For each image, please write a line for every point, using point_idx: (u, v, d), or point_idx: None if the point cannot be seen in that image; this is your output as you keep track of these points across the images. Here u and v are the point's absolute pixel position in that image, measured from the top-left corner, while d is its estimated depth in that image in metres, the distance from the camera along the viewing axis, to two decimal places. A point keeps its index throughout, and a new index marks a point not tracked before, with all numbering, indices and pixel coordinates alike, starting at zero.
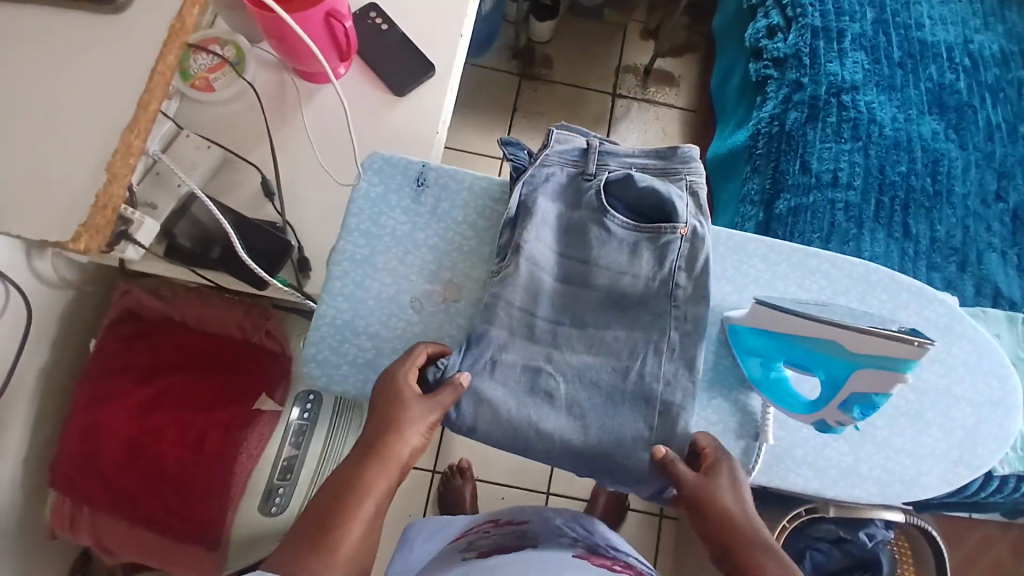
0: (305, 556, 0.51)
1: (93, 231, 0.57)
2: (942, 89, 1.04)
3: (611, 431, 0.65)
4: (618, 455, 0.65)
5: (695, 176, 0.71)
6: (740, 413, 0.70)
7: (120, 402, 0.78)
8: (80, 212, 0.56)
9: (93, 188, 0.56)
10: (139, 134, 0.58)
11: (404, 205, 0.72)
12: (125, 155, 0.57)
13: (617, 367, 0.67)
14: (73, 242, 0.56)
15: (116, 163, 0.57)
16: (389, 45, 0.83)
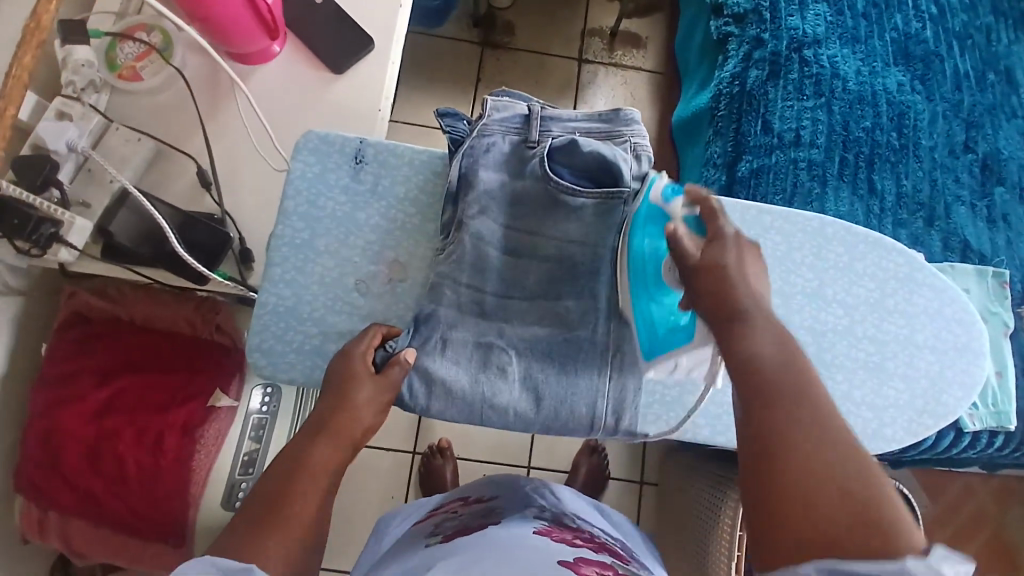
0: None
1: None
2: (907, 38, 1.01)
3: (564, 400, 0.66)
4: (568, 425, 0.66)
5: (639, 138, 0.69)
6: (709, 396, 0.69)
7: (75, 406, 0.78)
8: None
9: None
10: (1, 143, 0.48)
11: (343, 185, 0.70)
12: None
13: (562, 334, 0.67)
14: None
15: None
16: (324, 18, 0.79)
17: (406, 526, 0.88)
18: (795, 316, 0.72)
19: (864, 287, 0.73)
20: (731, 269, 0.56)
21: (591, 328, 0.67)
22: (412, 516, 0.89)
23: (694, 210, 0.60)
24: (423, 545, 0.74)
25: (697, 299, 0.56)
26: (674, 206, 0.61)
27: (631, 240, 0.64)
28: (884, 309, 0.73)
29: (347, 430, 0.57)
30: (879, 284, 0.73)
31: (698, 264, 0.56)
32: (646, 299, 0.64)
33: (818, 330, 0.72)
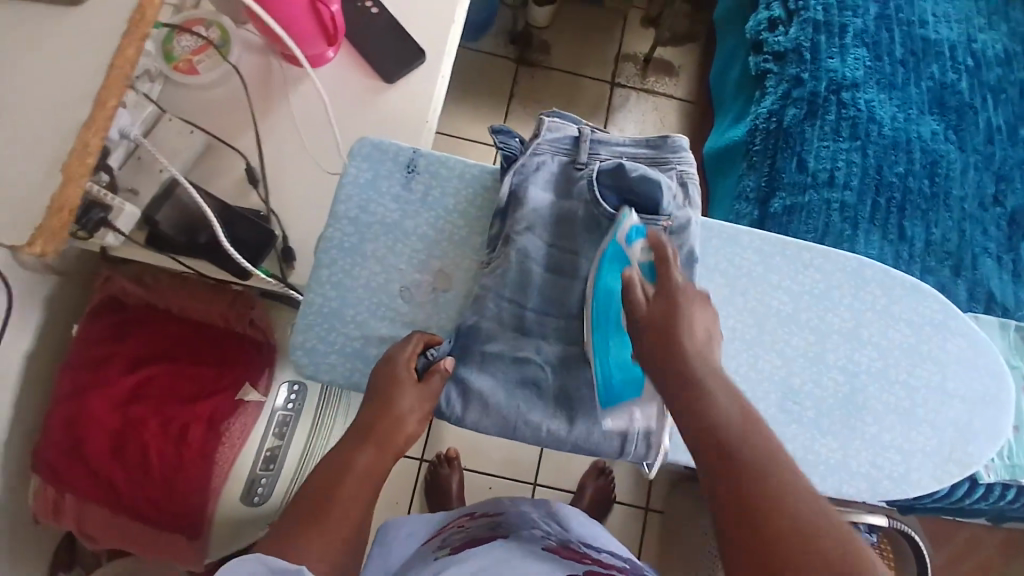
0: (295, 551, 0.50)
1: (49, 236, 0.44)
2: (943, 88, 1.03)
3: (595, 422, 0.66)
4: (599, 446, 0.66)
5: (685, 167, 0.71)
6: None
7: (104, 391, 0.78)
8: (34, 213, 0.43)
9: (45, 191, 0.44)
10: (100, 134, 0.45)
11: (394, 192, 0.72)
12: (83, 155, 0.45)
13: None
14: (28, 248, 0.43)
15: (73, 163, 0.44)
16: (380, 28, 0.81)
17: (414, 543, 0.86)
18: (829, 354, 0.73)
19: (898, 332, 0.74)
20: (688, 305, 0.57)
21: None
22: (423, 533, 0.88)
23: (651, 257, 0.62)
24: (433, 560, 0.74)
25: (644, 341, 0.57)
26: (635, 249, 0.64)
27: (600, 276, 0.65)
28: (918, 353, 0.74)
29: (389, 439, 0.59)
30: (914, 330, 0.74)
31: (652, 315, 0.57)
32: (608, 337, 0.65)
33: (851, 371, 0.73)
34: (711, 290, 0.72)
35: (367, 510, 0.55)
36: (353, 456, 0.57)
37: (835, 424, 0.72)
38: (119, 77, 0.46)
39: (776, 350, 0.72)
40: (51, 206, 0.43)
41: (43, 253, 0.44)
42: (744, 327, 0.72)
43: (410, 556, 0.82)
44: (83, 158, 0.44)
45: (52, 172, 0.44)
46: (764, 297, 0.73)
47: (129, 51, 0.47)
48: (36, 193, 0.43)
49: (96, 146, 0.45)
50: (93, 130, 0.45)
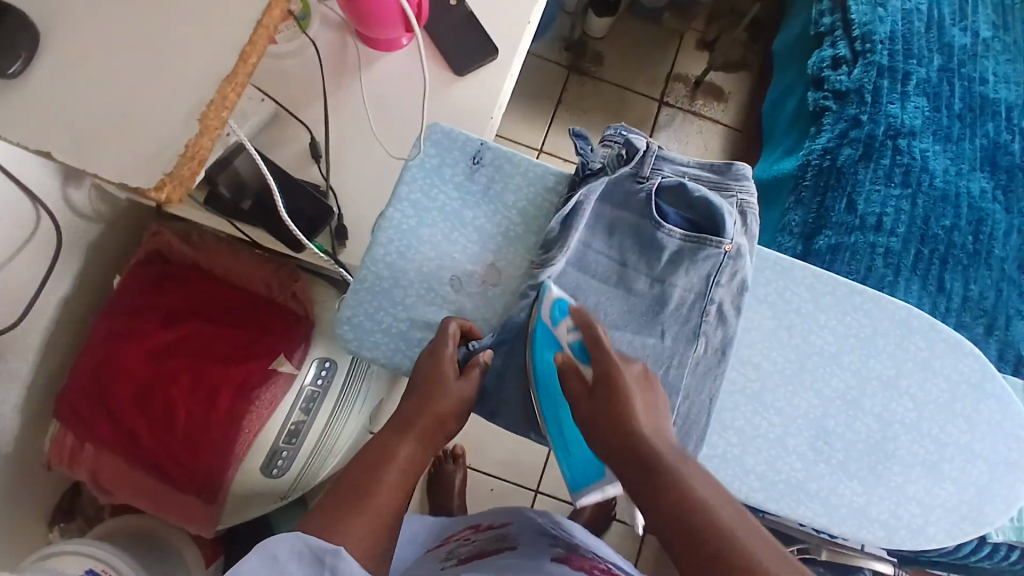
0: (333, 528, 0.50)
1: (179, 183, 0.42)
2: (996, 148, 1.03)
3: None
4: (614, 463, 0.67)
5: (746, 195, 0.70)
6: (769, 476, 0.70)
7: (140, 342, 0.78)
8: (164, 159, 0.41)
9: (181, 138, 0.41)
10: (238, 88, 0.42)
11: (457, 181, 0.73)
12: (219, 107, 0.42)
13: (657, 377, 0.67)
14: (155, 191, 0.42)
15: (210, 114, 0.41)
16: (457, 22, 0.80)
17: (413, 549, 0.88)
18: (866, 401, 0.73)
19: (937, 386, 0.74)
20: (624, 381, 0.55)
21: (681, 360, 0.68)
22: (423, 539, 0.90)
23: (578, 334, 0.60)
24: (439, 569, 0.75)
25: (592, 429, 0.55)
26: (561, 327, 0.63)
27: (538, 370, 0.64)
28: (952, 411, 0.74)
29: (429, 429, 0.59)
30: (951, 386, 0.74)
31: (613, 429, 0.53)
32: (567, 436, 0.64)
33: (886, 419, 0.73)
34: (757, 322, 0.72)
35: (405, 494, 0.55)
36: (397, 446, 0.57)
37: (862, 470, 0.72)
38: (265, 31, 0.43)
39: (815, 389, 0.72)
40: (184, 154, 0.41)
41: (167, 200, 0.42)
42: (785, 361, 0.72)
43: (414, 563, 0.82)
44: (218, 111, 0.42)
45: (186, 121, 0.41)
46: (809, 334, 0.73)
47: (277, 12, 0.43)
48: (166, 140, 0.41)
49: (232, 101, 0.42)
50: (234, 84, 0.42)
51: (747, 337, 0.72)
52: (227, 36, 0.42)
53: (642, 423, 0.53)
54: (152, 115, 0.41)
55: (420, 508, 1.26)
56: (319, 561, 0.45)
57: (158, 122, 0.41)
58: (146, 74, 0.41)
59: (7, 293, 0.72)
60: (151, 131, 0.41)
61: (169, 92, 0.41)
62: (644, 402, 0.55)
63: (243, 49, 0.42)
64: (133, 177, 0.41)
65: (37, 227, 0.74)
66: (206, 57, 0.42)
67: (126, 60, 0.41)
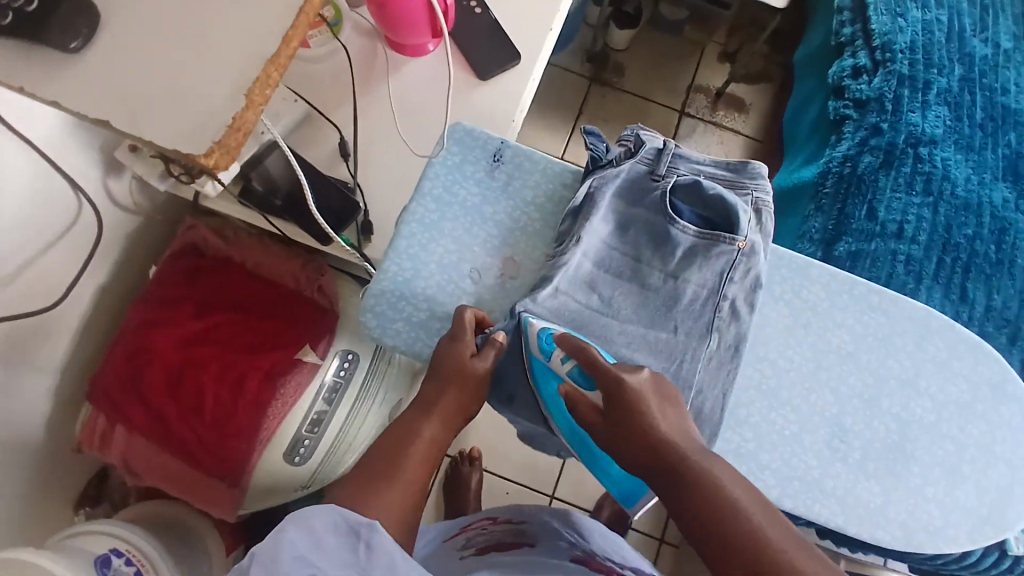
0: (355, 500, 0.52)
1: (226, 152, 0.43)
2: (1020, 157, 1.02)
3: None
4: None
5: (762, 194, 0.71)
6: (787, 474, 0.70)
7: (172, 331, 0.82)
8: (210, 129, 0.43)
9: (225, 110, 0.43)
10: (280, 67, 0.45)
11: (478, 177, 0.76)
12: (263, 85, 0.45)
13: (671, 371, 0.68)
14: (203, 159, 0.43)
15: (255, 89, 0.44)
16: (480, 29, 0.84)
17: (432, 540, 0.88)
18: (884, 401, 0.73)
19: (956, 387, 0.74)
20: (640, 397, 0.55)
21: (694, 356, 0.69)
22: (439, 534, 0.89)
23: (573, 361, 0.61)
24: (457, 559, 0.77)
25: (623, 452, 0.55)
26: (555, 359, 0.62)
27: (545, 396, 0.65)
28: (971, 413, 0.74)
29: (449, 413, 0.61)
30: (970, 388, 0.74)
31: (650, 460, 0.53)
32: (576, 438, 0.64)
33: (903, 420, 0.72)
34: (773, 318, 0.73)
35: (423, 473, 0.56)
36: (417, 428, 0.59)
37: (880, 470, 0.71)
38: (305, 17, 0.46)
39: (832, 388, 0.72)
40: (230, 125, 0.43)
41: (214, 167, 0.43)
42: (800, 359, 0.73)
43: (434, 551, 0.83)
44: (263, 88, 0.44)
45: (232, 95, 0.44)
46: (826, 332, 0.73)
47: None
48: (213, 113, 0.43)
49: (274, 80, 0.45)
50: (276, 65, 0.45)
51: (765, 335, 0.73)
52: (270, 20, 0.45)
53: (667, 433, 0.54)
54: (204, 88, 0.43)
55: (435, 508, 1.27)
56: (355, 533, 0.46)
57: (206, 96, 0.43)
58: (199, 54, 0.44)
59: (50, 277, 0.76)
60: (201, 104, 0.43)
61: (221, 68, 0.44)
62: (667, 415, 0.55)
63: (287, 33, 0.45)
64: (182, 146, 0.43)
65: (78, 217, 0.78)
66: (253, 39, 0.45)
67: (177, 42, 0.45)
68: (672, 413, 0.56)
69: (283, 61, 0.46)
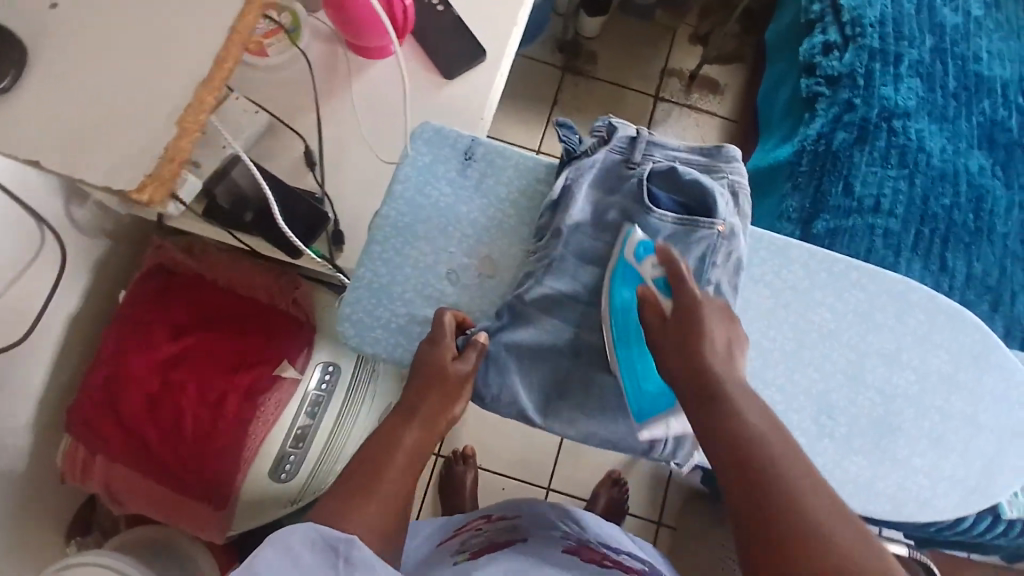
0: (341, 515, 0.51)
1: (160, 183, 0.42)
2: (993, 125, 1.02)
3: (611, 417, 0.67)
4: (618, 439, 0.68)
5: (737, 176, 0.71)
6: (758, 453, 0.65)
7: (145, 354, 0.80)
8: (145, 161, 0.42)
9: (160, 140, 0.42)
10: (215, 91, 0.43)
11: (450, 177, 0.74)
12: (197, 110, 0.43)
13: None
14: (136, 193, 0.42)
15: (188, 116, 0.42)
16: (443, 27, 0.82)
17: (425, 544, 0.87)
18: (867, 375, 0.72)
19: (939, 358, 0.73)
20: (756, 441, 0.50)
21: None
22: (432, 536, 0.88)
23: (662, 271, 0.62)
24: (452, 562, 0.75)
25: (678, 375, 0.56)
26: (645, 264, 0.64)
27: (614, 330, 0.65)
28: (954, 383, 0.73)
29: (433, 419, 0.60)
30: (952, 358, 0.74)
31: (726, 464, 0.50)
32: (634, 359, 0.65)
33: (888, 394, 0.72)
34: (754, 301, 0.72)
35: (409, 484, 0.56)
36: (400, 437, 0.58)
37: (867, 445, 0.72)
38: (238, 37, 0.44)
39: (815, 366, 0.72)
40: (162, 156, 0.42)
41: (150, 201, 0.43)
42: (782, 339, 0.72)
43: (428, 555, 0.82)
44: (197, 113, 0.43)
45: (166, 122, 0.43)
46: (807, 310, 0.73)
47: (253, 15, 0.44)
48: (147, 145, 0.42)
49: (211, 104, 0.44)
50: (209, 87, 0.43)
51: (746, 318, 0.72)
52: (210, 39, 0.43)
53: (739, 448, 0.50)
54: (135, 118, 0.42)
55: (433, 509, 1.26)
56: (333, 549, 0.45)
57: (138, 126, 0.42)
58: (128, 81, 0.43)
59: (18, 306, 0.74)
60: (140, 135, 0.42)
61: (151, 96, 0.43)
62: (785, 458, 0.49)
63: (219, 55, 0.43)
64: (116, 180, 0.42)
65: (43, 245, 0.76)
66: (194, 65, 0.43)
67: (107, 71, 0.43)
68: (726, 331, 0.58)
69: (218, 83, 0.44)
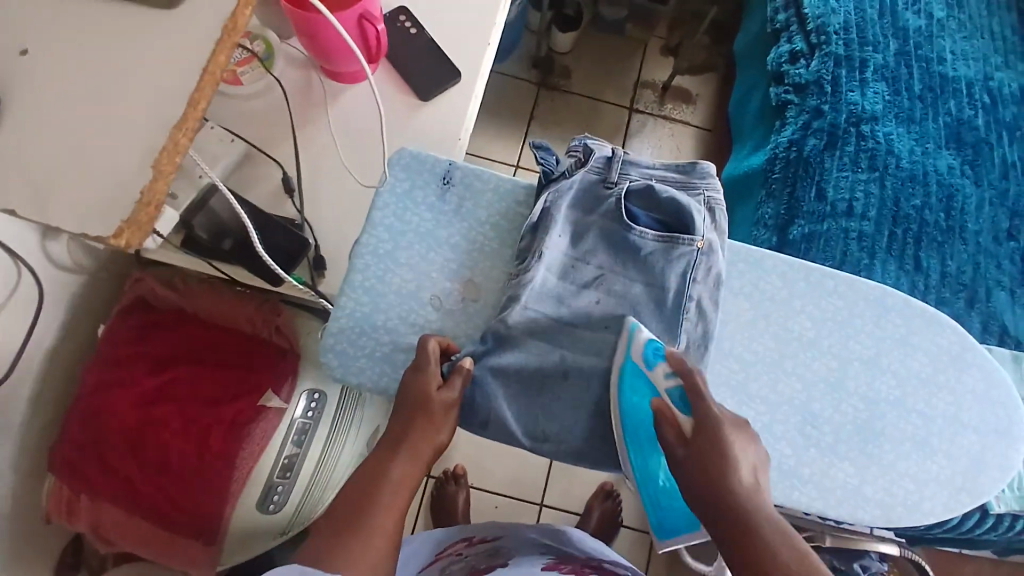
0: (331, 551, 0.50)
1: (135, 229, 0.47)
2: (960, 124, 1.05)
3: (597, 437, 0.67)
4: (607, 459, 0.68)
5: (713, 192, 0.72)
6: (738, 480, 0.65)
7: (127, 391, 0.79)
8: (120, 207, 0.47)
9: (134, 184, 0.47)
10: (187, 134, 0.49)
11: (429, 202, 0.75)
12: (171, 153, 0.48)
13: None
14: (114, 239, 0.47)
15: (162, 160, 0.48)
16: (418, 49, 0.82)
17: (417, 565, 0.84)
18: (848, 381, 0.73)
19: (917, 360, 0.75)
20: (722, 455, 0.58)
21: None
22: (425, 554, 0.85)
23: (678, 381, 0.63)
24: None
25: (683, 465, 0.59)
26: (657, 373, 0.64)
27: (623, 405, 0.66)
28: (934, 383, 0.75)
29: (421, 448, 0.60)
30: (931, 359, 0.75)
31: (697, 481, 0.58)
32: (645, 460, 0.67)
33: (871, 398, 0.73)
34: (734, 312, 0.73)
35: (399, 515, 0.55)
36: (388, 467, 0.58)
37: (852, 450, 0.72)
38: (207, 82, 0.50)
39: (797, 374, 0.73)
40: (139, 202, 0.47)
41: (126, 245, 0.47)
42: (764, 349, 0.73)
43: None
44: (170, 157, 0.48)
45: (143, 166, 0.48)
46: (786, 319, 0.74)
47: (221, 57, 0.52)
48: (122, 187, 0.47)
49: (182, 146, 0.49)
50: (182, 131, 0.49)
51: (727, 330, 0.73)
52: None
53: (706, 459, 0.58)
54: (112, 155, 0.47)
55: (427, 533, 1.25)
56: None
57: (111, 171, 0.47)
58: (102, 120, 0.48)
59: None
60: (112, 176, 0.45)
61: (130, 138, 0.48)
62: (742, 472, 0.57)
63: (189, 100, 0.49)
64: (94, 225, 0.46)
65: (17, 284, 0.74)
66: None
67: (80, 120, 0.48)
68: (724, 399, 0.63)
69: (190, 124, 0.50)
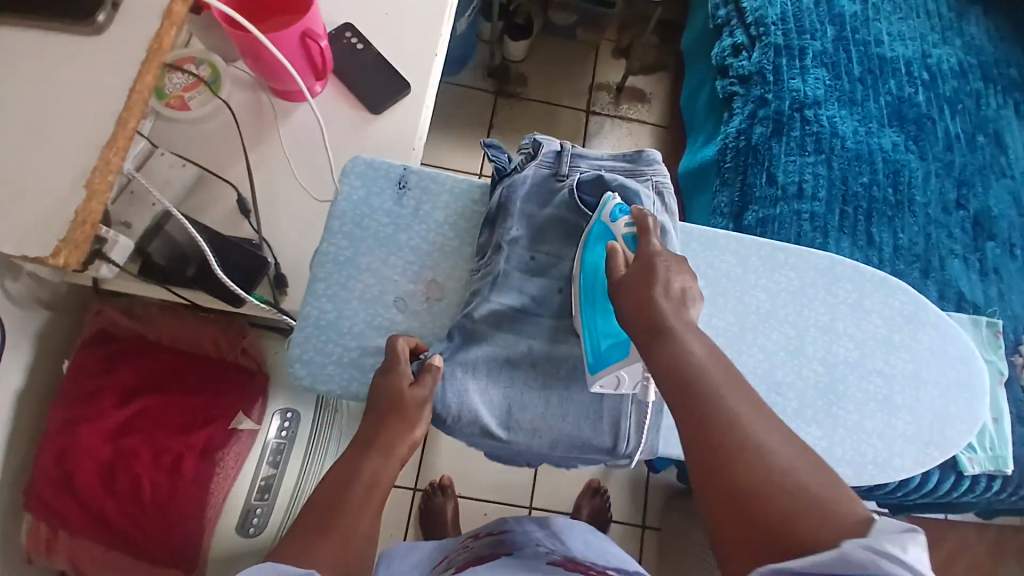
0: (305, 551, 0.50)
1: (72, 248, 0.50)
2: (901, 102, 1.09)
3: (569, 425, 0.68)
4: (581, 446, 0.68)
5: (660, 177, 0.74)
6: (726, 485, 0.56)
7: (94, 424, 0.78)
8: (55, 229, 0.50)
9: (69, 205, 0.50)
10: (118, 152, 0.52)
11: (386, 208, 0.75)
12: (103, 172, 0.51)
13: None
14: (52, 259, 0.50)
15: (95, 179, 0.50)
16: (365, 63, 0.83)
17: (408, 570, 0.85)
18: (809, 348, 0.76)
19: (873, 323, 0.77)
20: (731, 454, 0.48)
21: None
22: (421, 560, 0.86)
23: (633, 228, 0.64)
24: None
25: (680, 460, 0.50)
26: (619, 224, 0.65)
27: (587, 256, 0.67)
28: (892, 345, 0.77)
29: (393, 445, 0.60)
30: (887, 322, 0.78)
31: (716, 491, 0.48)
32: (596, 309, 0.66)
33: (831, 362, 0.76)
34: None
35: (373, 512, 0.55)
36: (361, 466, 0.58)
37: (818, 415, 0.74)
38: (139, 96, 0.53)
39: (759, 346, 0.75)
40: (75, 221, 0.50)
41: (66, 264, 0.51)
42: (726, 324, 0.75)
43: None
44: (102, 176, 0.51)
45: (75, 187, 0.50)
46: (742, 294, 0.76)
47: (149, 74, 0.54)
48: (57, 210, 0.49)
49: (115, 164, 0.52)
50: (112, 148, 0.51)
51: None
52: None
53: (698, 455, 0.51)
54: (46, 174, 0.50)
55: None
56: None
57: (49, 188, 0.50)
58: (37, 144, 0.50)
59: None
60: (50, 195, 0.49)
61: (58, 161, 0.50)
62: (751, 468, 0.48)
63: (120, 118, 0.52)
64: (31, 246, 0.49)
65: None
66: None
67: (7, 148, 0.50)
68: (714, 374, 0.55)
69: (121, 142, 0.52)
